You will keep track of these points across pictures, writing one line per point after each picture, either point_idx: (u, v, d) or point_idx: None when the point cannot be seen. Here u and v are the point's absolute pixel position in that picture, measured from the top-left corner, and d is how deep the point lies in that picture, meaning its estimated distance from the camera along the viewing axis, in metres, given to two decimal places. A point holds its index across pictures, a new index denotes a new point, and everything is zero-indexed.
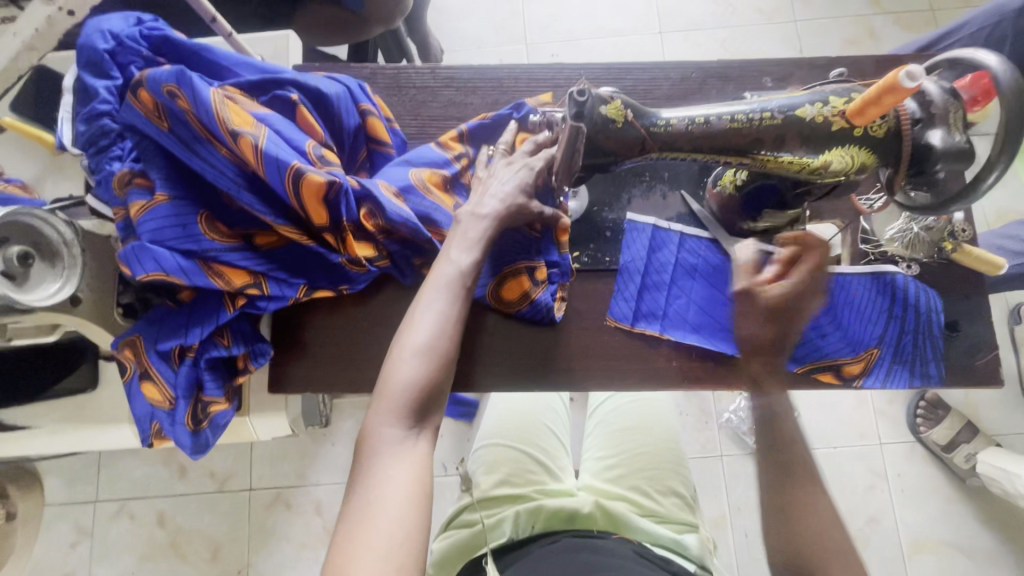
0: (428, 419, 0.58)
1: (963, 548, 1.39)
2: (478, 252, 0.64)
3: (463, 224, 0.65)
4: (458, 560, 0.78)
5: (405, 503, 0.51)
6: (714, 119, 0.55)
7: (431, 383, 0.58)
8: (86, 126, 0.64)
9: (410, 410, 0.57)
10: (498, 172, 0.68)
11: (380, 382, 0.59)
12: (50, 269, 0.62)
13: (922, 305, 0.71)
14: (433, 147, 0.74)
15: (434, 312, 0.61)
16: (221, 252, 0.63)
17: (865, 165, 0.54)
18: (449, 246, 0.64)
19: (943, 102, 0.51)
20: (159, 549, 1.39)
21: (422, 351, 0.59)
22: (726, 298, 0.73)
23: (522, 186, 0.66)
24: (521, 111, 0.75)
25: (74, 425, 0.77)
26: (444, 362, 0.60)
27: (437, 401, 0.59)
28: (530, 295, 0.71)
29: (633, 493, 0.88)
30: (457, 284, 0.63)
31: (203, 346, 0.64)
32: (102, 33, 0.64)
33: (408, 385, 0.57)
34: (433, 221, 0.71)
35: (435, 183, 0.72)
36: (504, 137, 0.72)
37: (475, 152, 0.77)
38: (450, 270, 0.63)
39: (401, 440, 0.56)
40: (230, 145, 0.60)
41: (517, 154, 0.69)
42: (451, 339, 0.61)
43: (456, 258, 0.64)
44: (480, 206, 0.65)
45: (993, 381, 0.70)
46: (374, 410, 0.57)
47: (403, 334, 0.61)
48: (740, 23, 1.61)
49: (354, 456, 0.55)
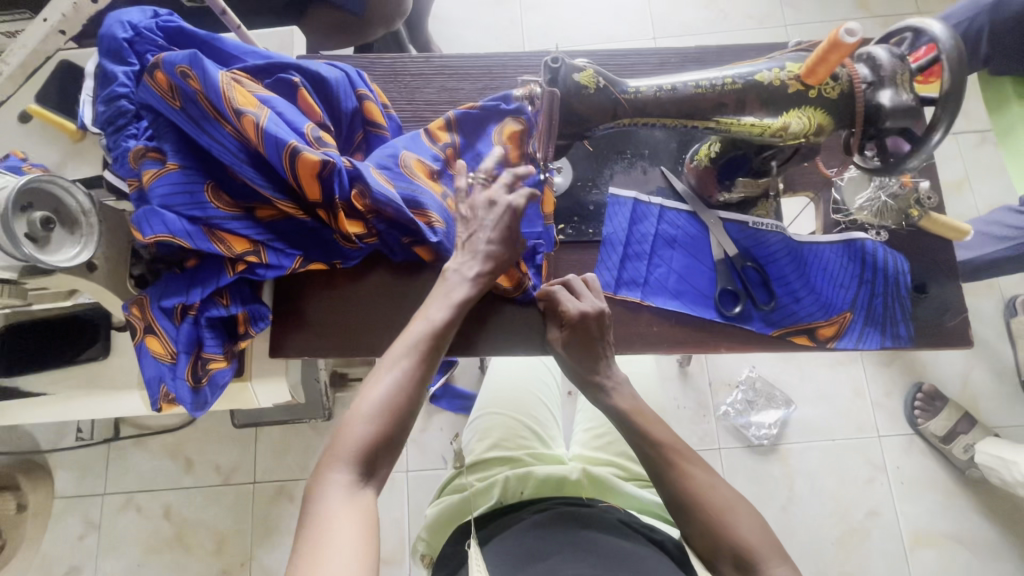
0: (378, 471, 0.62)
1: (965, 541, 1.38)
2: (451, 312, 0.69)
3: (449, 281, 0.71)
4: (449, 524, 0.82)
5: (354, 542, 0.54)
6: (680, 86, 0.59)
7: (385, 437, 0.63)
8: (105, 107, 0.70)
9: (361, 462, 0.61)
10: (480, 215, 0.72)
11: (338, 432, 0.63)
12: (70, 235, 0.66)
13: (890, 268, 0.75)
14: (420, 136, 0.78)
15: (397, 370, 0.65)
16: (224, 220, 0.67)
17: (821, 126, 0.59)
18: (427, 305, 0.70)
19: (891, 65, 0.56)
20: (165, 542, 1.41)
21: (382, 405, 0.63)
22: (704, 266, 0.77)
23: (503, 233, 0.71)
24: (509, 103, 0.80)
25: (87, 396, 0.81)
26: (400, 417, 0.64)
27: (388, 455, 0.63)
28: (522, 285, 0.75)
29: (620, 459, 0.90)
30: (422, 345, 0.67)
31: (204, 305, 0.69)
32: (123, 24, 0.70)
33: (362, 438, 0.61)
34: (419, 203, 0.73)
35: (422, 170, 0.75)
36: (483, 169, 0.76)
37: (463, 141, 0.80)
38: (422, 329, 0.68)
39: (349, 487, 0.59)
40: (235, 123, 0.64)
41: (499, 192, 0.72)
42: (411, 397, 0.65)
43: (431, 316, 0.69)
44: (467, 266, 0.71)
45: (961, 342, 0.74)
46: (329, 458, 0.61)
47: (366, 389, 0.65)
48: (733, 28, 1.67)
49: (304, 500, 0.59)
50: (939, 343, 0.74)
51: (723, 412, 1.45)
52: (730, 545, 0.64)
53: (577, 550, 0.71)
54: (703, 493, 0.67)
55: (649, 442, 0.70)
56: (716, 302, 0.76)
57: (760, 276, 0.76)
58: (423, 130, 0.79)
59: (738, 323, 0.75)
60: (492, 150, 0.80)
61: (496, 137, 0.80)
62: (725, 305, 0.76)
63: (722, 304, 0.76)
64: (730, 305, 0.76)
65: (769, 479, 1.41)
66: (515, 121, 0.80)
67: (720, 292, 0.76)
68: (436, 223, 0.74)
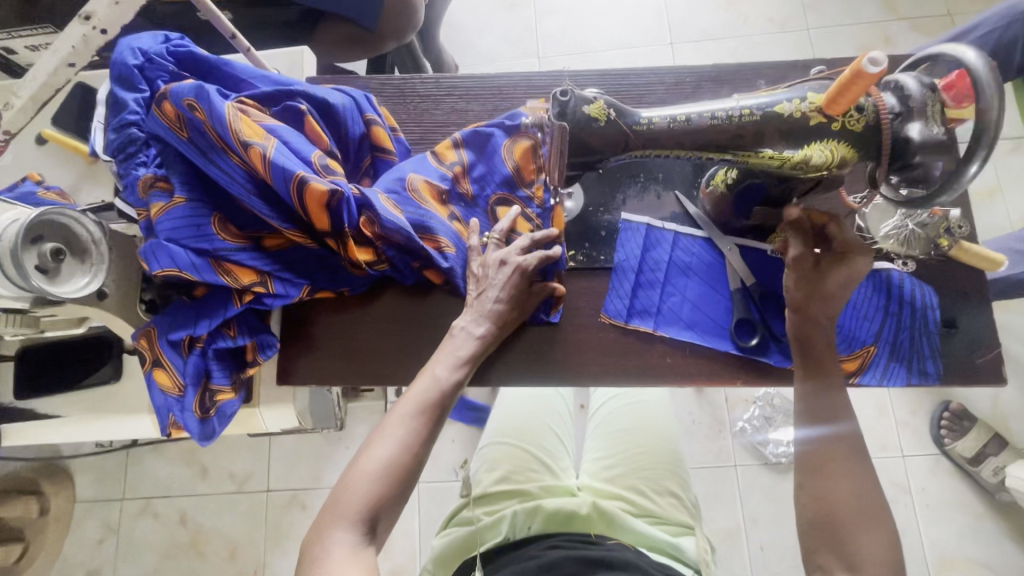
0: (380, 531, 0.60)
1: (994, 567, 1.28)
2: (463, 371, 0.68)
3: (456, 339, 0.69)
4: (456, 558, 0.79)
5: None
6: (695, 116, 0.58)
7: (387, 499, 0.60)
8: (116, 134, 0.69)
9: (366, 521, 0.59)
10: (490, 272, 0.71)
11: (339, 488, 0.61)
12: (80, 265, 0.66)
13: (917, 302, 0.72)
14: (426, 158, 0.76)
15: (404, 429, 0.63)
16: (231, 252, 0.67)
17: (845, 159, 0.57)
18: (436, 362, 0.68)
19: (921, 96, 0.53)
20: (180, 548, 1.43)
21: (388, 465, 0.61)
22: (721, 295, 0.75)
23: (513, 295, 0.70)
24: (515, 121, 0.78)
25: (99, 416, 0.81)
26: (407, 477, 0.62)
27: (390, 514, 0.61)
28: (532, 311, 0.75)
29: (630, 493, 0.88)
30: (433, 402, 0.65)
31: (212, 337, 0.69)
32: (133, 51, 0.70)
33: (365, 497, 0.59)
34: (428, 228, 0.72)
35: (430, 193, 0.74)
36: (499, 226, 0.74)
37: (471, 158, 0.78)
38: (429, 387, 0.65)
39: (352, 547, 0.57)
40: (242, 154, 0.63)
41: (511, 252, 0.71)
42: (417, 457, 0.63)
43: (439, 374, 0.67)
44: (475, 324, 0.70)
45: (993, 378, 0.71)
46: (329, 516, 0.59)
47: (369, 446, 0.62)
48: (753, 32, 1.62)
49: (305, 557, 0.57)
50: (968, 378, 0.71)
51: (739, 429, 1.41)
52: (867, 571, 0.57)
53: None
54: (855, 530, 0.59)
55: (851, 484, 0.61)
56: (732, 333, 0.73)
57: (778, 306, 0.73)
58: (430, 152, 0.78)
59: (755, 356, 0.73)
60: (502, 166, 0.78)
61: (506, 152, 0.78)
62: (741, 336, 0.73)
63: (739, 335, 0.73)
64: (747, 337, 0.73)
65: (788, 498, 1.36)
66: (526, 137, 0.78)
67: (736, 323, 0.73)
68: (447, 249, 0.73)
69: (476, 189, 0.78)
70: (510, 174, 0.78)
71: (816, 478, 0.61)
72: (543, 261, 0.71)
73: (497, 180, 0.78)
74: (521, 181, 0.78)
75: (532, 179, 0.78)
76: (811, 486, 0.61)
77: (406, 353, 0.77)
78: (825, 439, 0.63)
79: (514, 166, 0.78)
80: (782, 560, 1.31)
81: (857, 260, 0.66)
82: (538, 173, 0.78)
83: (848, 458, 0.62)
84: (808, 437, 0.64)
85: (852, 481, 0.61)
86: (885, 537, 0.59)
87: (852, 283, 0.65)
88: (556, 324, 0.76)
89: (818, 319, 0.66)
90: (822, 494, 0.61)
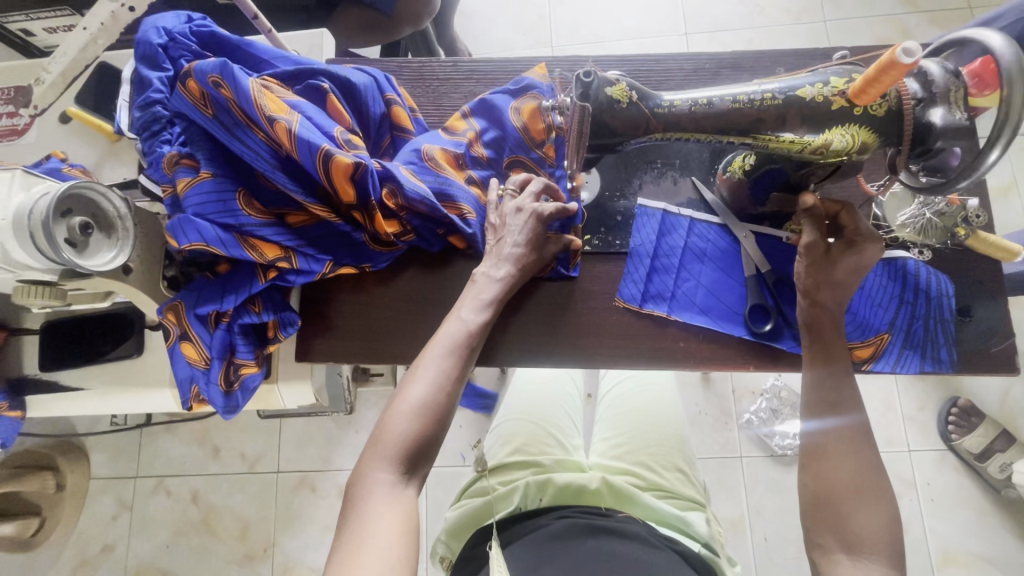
0: (419, 470, 0.62)
1: (997, 561, 1.29)
2: (488, 311, 0.69)
3: (478, 283, 0.71)
4: (471, 527, 0.81)
5: (394, 542, 0.55)
6: (716, 100, 0.59)
7: (424, 437, 0.62)
8: (141, 112, 0.70)
9: (403, 460, 0.60)
10: (508, 221, 0.71)
11: (378, 430, 0.62)
12: (106, 240, 0.68)
13: (932, 289, 0.72)
14: (439, 132, 0.77)
15: (436, 369, 0.64)
16: (256, 227, 0.68)
17: (866, 145, 0.57)
18: (461, 305, 0.69)
19: (944, 81, 0.53)
20: (192, 526, 1.46)
21: (422, 404, 0.62)
22: (735, 281, 0.75)
23: (531, 238, 0.71)
24: (522, 85, 0.79)
25: (121, 390, 0.83)
26: (440, 416, 0.63)
27: (428, 454, 0.62)
28: (552, 263, 0.76)
29: (638, 468, 0.89)
30: (462, 342, 0.67)
31: (237, 313, 0.71)
32: (157, 30, 0.70)
33: (401, 436, 0.61)
34: (449, 196, 0.73)
35: (446, 161, 0.74)
36: (513, 178, 0.75)
37: (483, 126, 0.78)
38: (456, 329, 0.67)
39: (392, 486, 0.59)
40: (267, 129, 0.65)
41: (526, 199, 0.72)
42: (450, 396, 0.64)
43: (465, 316, 0.68)
44: (495, 267, 0.71)
45: (1006, 369, 0.71)
46: (370, 456, 0.61)
47: (404, 387, 0.64)
48: (768, 23, 1.61)
49: (348, 493, 0.59)
50: (981, 369, 0.71)
51: (745, 420, 1.41)
52: (866, 552, 0.57)
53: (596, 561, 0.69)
54: (860, 514, 0.59)
55: (863, 469, 0.61)
56: (746, 318, 0.74)
57: (794, 295, 0.74)
58: (442, 128, 0.79)
59: (769, 342, 0.73)
60: (513, 130, 0.78)
61: (514, 115, 0.78)
62: (756, 322, 0.74)
63: (753, 321, 0.74)
64: (761, 323, 0.73)
65: (792, 488, 1.36)
66: (534, 98, 0.79)
67: (750, 308, 0.74)
68: (469, 216, 0.74)
69: (491, 154, 0.78)
70: (519, 134, 0.78)
71: (817, 463, 0.62)
72: (560, 212, 0.72)
73: (511, 145, 0.79)
74: (532, 143, 0.79)
75: (543, 140, 0.79)
76: (811, 468, 0.62)
77: (424, 331, 0.78)
78: (827, 427, 0.63)
79: (523, 126, 0.78)
80: (784, 550, 1.32)
81: (867, 248, 0.64)
82: (547, 133, 0.79)
83: (851, 442, 0.62)
84: (811, 429, 0.64)
85: (855, 465, 0.61)
86: (887, 520, 0.59)
87: (859, 271, 0.65)
88: (575, 279, 0.77)
89: (824, 304, 0.66)
90: (823, 475, 0.61)
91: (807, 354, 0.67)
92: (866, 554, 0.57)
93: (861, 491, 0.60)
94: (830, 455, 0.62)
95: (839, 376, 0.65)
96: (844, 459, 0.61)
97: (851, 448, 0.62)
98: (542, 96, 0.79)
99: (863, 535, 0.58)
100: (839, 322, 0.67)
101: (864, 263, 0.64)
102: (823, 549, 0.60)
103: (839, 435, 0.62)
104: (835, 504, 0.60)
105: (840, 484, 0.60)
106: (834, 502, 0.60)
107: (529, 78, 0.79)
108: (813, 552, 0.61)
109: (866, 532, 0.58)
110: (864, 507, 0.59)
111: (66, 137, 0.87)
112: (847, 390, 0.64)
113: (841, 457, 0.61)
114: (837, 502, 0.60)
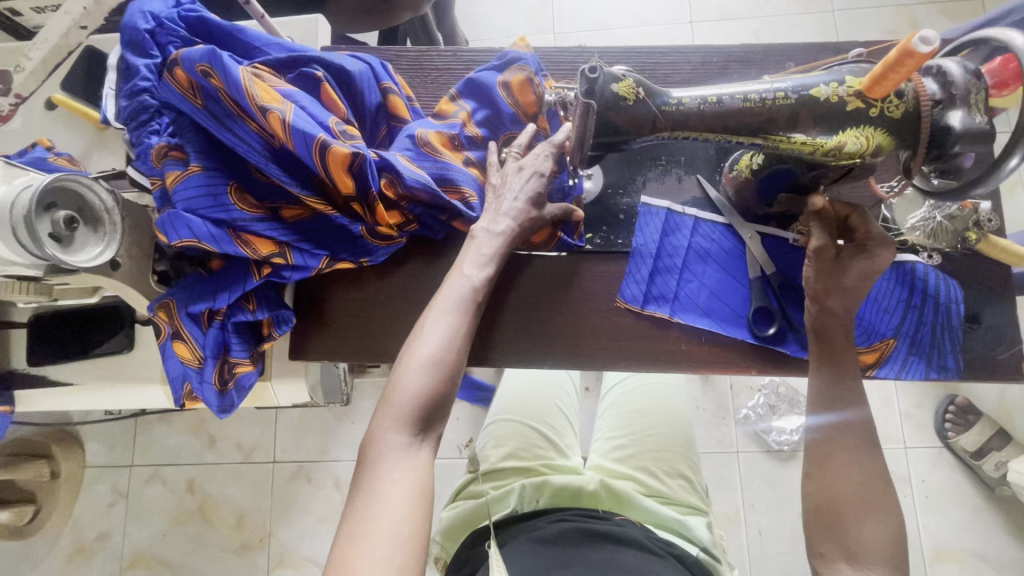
0: (433, 429, 0.60)
1: (990, 559, 1.29)
2: (491, 267, 0.67)
3: (477, 240, 0.68)
4: (466, 528, 0.80)
5: (407, 507, 0.54)
6: (726, 97, 0.57)
7: (436, 396, 0.60)
8: (128, 102, 0.68)
9: (416, 420, 0.59)
10: (509, 179, 0.69)
11: (388, 390, 0.61)
12: (93, 234, 0.66)
13: (941, 295, 0.71)
14: (431, 119, 0.75)
15: (443, 326, 0.63)
16: (249, 222, 0.66)
17: (880, 147, 0.55)
18: (463, 261, 0.67)
19: (964, 82, 0.51)
20: (187, 514, 1.45)
21: (432, 362, 0.61)
22: (739, 283, 0.74)
23: (532, 198, 0.69)
24: (505, 59, 0.76)
25: (112, 385, 0.82)
26: (452, 373, 0.61)
27: (441, 413, 0.61)
28: (557, 234, 0.75)
29: (640, 473, 0.89)
30: (468, 298, 0.65)
31: (231, 310, 0.68)
32: (144, 14, 0.67)
33: (413, 394, 0.59)
34: (451, 180, 0.71)
35: (442, 144, 0.72)
36: (517, 141, 0.73)
37: (473, 106, 0.76)
38: (461, 284, 0.65)
39: (406, 448, 0.58)
40: (260, 120, 0.62)
41: (534, 159, 0.70)
42: (459, 352, 0.62)
43: (469, 273, 0.66)
44: (494, 222, 0.68)
45: (1011, 375, 0.70)
46: (382, 417, 0.59)
47: (412, 345, 0.62)
48: (775, 12, 1.57)
49: (362, 455, 0.58)
50: (986, 374, 0.70)
51: (743, 416, 1.40)
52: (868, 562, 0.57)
53: (592, 567, 0.68)
54: (863, 522, 0.58)
55: (866, 476, 0.60)
56: (749, 321, 0.72)
57: (798, 297, 0.73)
58: (431, 114, 0.76)
59: (773, 345, 0.72)
60: (503, 106, 0.76)
61: (502, 90, 0.75)
62: (759, 325, 0.72)
63: (756, 324, 0.72)
64: (765, 326, 0.72)
65: (788, 484, 1.36)
66: (521, 69, 0.75)
67: (754, 311, 0.72)
68: (471, 199, 0.73)
69: (485, 132, 0.76)
70: (512, 111, 0.76)
71: (821, 470, 0.61)
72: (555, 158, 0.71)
73: (505, 122, 0.76)
74: (525, 117, 0.77)
75: (535, 112, 0.77)
76: (816, 475, 0.61)
77: None
78: (831, 435, 0.62)
79: (513, 102, 0.76)
80: (779, 544, 1.32)
81: (880, 252, 0.63)
82: (539, 105, 0.76)
83: (857, 450, 0.61)
84: (813, 433, 0.63)
85: (860, 475, 0.60)
86: (890, 530, 0.58)
87: (870, 274, 0.63)
88: (577, 270, 0.76)
89: (835, 311, 0.64)
90: (827, 483, 0.60)
91: (813, 356, 0.66)
92: (868, 563, 0.57)
93: (865, 502, 0.59)
94: (834, 462, 0.61)
95: (846, 380, 0.64)
96: (848, 467, 0.60)
97: (856, 457, 0.61)
98: (529, 67, 0.75)
99: (867, 548, 0.57)
100: (848, 326, 0.65)
101: (876, 269, 0.63)
102: (825, 558, 0.59)
103: (842, 442, 0.61)
104: (838, 514, 0.59)
105: (843, 492, 0.59)
106: (836, 511, 0.59)
107: (512, 51, 0.76)
108: (814, 560, 0.60)
109: (868, 542, 0.57)
110: (868, 516, 0.58)
111: (53, 125, 0.85)
112: (854, 394, 0.63)
113: (846, 466, 0.60)
114: (840, 511, 0.59)
